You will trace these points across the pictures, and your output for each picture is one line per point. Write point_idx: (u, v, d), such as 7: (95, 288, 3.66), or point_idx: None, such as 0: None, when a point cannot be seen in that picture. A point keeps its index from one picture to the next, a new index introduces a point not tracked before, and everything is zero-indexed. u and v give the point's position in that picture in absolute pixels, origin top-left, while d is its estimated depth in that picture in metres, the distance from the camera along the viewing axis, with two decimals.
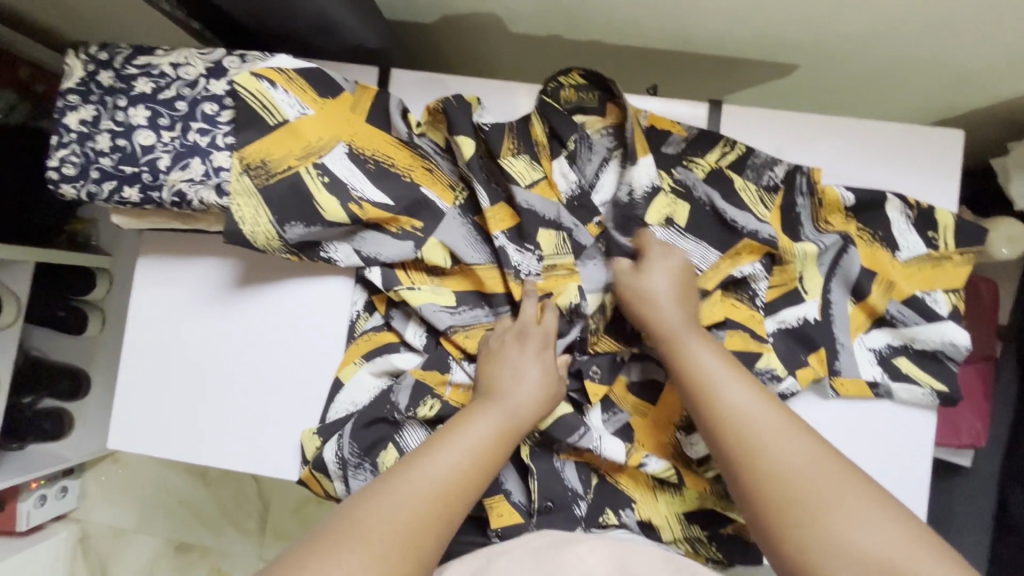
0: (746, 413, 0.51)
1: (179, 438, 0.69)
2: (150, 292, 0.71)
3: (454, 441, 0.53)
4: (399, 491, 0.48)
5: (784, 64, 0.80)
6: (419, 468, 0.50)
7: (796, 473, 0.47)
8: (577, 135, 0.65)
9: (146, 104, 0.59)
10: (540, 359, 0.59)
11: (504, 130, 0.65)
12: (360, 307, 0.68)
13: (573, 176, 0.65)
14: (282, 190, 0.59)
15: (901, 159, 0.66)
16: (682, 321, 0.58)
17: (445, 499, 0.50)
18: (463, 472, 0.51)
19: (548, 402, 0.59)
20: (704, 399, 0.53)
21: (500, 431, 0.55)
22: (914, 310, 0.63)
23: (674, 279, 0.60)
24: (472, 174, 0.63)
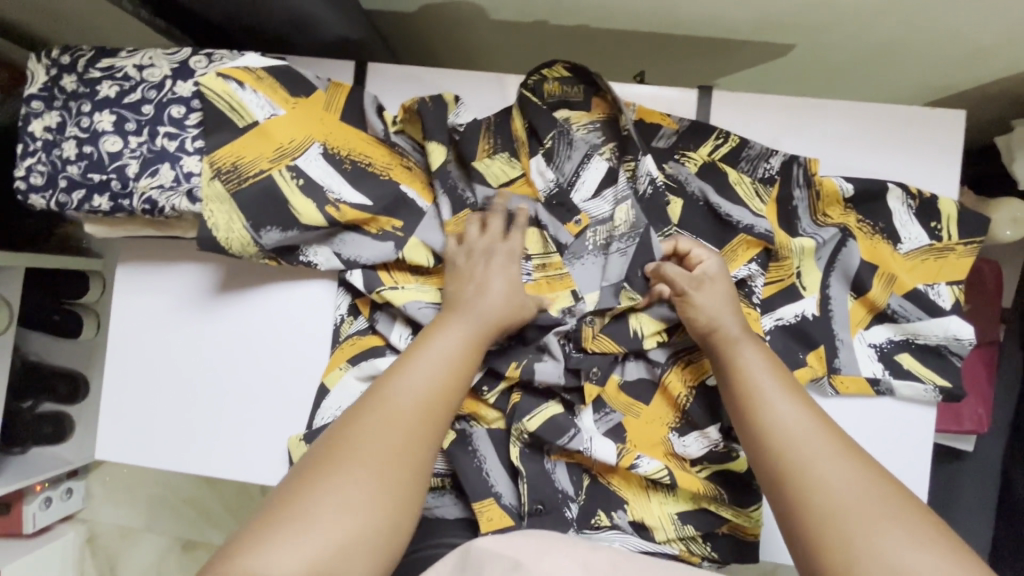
0: (787, 420, 0.49)
1: (170, 445, 0.68)
2: (132, 300, 0.70)
3: (427, 360, 0.52)
4: (380, 415, 0.49)
5: (780, 44, 0.77)
6: (394, 390, 0.50)
7: (840, 491, 0.44)
8: (555, 131, 0.62)
9: (111, 109, 0.56)
10: (503, 272, 0.57)
11: (480, 128, 0.63)
12: (344, 311, 0.67)
13: (550, 175, 0.63)
14: (255, 194, 0.57)
15: (902, 145, 0.63)
16: (741, 330, 0.55)
17: (425, 422, 0.50)
18: (437, 392, 0.51)
19: (515, 314, 0.57)
20: (751, 411, 0.51)
21: (473, 348, 0.54)
22: (916, 305, 0.61)
23: (729, 293, 0.57)
24: (438, 180, 0.62)
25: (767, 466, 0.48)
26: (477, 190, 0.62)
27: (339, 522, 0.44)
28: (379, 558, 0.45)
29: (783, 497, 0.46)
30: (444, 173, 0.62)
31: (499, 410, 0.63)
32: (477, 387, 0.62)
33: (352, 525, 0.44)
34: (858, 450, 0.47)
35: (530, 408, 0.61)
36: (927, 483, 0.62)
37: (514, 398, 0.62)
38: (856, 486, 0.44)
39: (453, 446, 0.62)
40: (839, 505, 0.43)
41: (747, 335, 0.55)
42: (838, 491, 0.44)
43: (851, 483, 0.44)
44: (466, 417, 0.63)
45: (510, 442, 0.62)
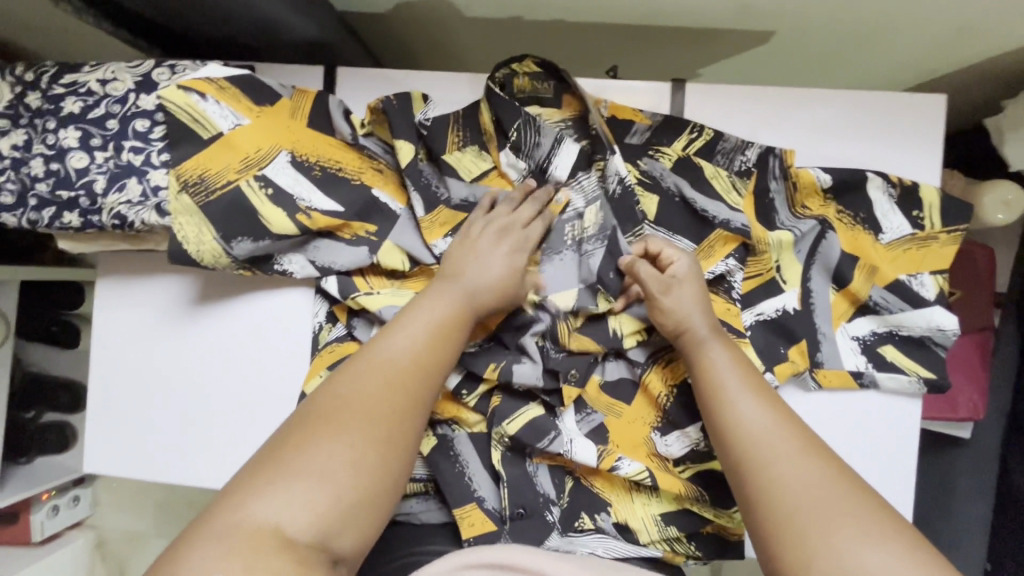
0: (752, 421, 0.49)
1: (158, 455, 0.69)
2: (114, 313, 0.70)
3: (411, 325, 0.52)
4: (365, 375, 0.48)
5: (760, 31, 0.75)
6: (379, 352, 0.50)
7: (799, 488, 0.44)
8: (520, 121, 0.60)
9: (76, 125, 0.56)
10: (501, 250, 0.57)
11: (449, 120, 0.63)
12: (322, 318, 0.66)
13: (521, 165, 0.62)
14: (223, 206, 0.56)
15: (881, 132, 0.62)
16: (709, 330, 0.55)
17: (416, 384, 0.49)
18: (426, 356, 0.51)
19: (511, 290, 0.56)
20: (717, 411, 0.51)
21: (461, 313, 0.53)
22: (898, 296, 0.60)
23: (700, 294, 0.56)
24: (408, 178, 0.61)
25: (733, 463, 0.49)
26: (451, 185, 0.62)
27: (335, 483, 0.43)
28: (372, 519, 0.45)
29: (747, 492, 0.46)
30: (416, 172, 0.61)
31: (480, 413, 0.62)
32: (457, 390, 0.61)
33: (352, 485, 0.44)
34: (824, 450, 0.47)
35: (510, 410, 0.61)
36: (913, 477, 0.61)
37: (493, 402, 0.62)
38: (818, 484, 0.44)
39: (434, 452, 0.62)
40: (798, 505, 0.43)
41: (715, 335, 0.55)
42: (798, 491, 0.44)
43: (812, 481, 0.44)
44: (448, 422, 0.63)
45: (492, 445, 0.61)
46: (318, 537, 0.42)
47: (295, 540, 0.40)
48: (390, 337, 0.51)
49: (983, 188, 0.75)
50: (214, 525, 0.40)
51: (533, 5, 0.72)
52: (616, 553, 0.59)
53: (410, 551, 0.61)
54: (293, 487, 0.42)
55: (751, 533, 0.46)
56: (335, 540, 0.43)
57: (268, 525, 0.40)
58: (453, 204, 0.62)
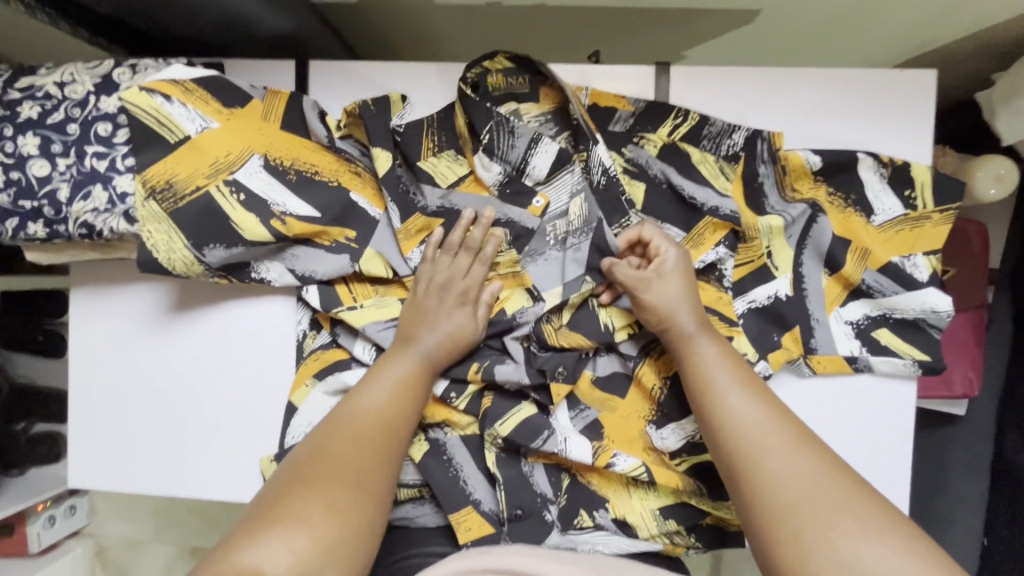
0: (744, 417, 0.48)
1: (145, 467, 0.67)
2: (91, 324, 0.67)
3: (378, 380, 0.56)
4: (340, 429, 0.53)
5: (745, 10, 0.73)
6: (350, 408, 0.54)
7: (794, 483, 0.43)
8: (492, 124, 0.58)
9: (35, 131, 0.53)
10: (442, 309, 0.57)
11: (422, 127, 0.61)
12: (306, 326, 0.64)
13: (496, 169, 0.60)
14: (193, 212, 0.54)
15: (871, 110, 0.60)
16: (696, 324, 0.54)
17: (386, 433, 0.53)
18: (396, 407, 0.54)
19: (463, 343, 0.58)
20: (707, 405, 0.50)
21: (422, 368, 0.57)
22: (892, 279, 0.59)
23: (685, 287, 0.55)
24: (385, 190, 0.59)
25: (723, 457, 0.48)
26: (427, 191, 0.60)
27: (316, 524, 0.46)
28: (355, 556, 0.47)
29: (740, 486, 0.46)
30: (393, 179, 0.59)
31: (471, 415, 0.61)
32: (446, 394, 0.61)
33: (332, 526, 0.46)
34: (815, 441, 0.47)
35: (501, 411, 0.60)
36: (909, 460, 0.60)
37: (485, 402, 0.61)
38: (811, 478, 0.44)
39: (426, 456, 0.61)
40: (795, 499, 0.43)
41: (703, 329, 0.54)
42: (792, 485, 0.43)
43: (805, 475, 0.44)
44: (440, 424, 0.62)
45: (485, 447, 0.60)
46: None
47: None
48: (360, 391, 0.55)
49: (976, 164, 0.74)
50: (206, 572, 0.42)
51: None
52: (616, 548, 0.59)
53: (402, 556, 0.60)
54: (278, 530, 0.45)
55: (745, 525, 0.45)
56: None
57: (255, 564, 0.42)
58: (430, 212, 0.60)
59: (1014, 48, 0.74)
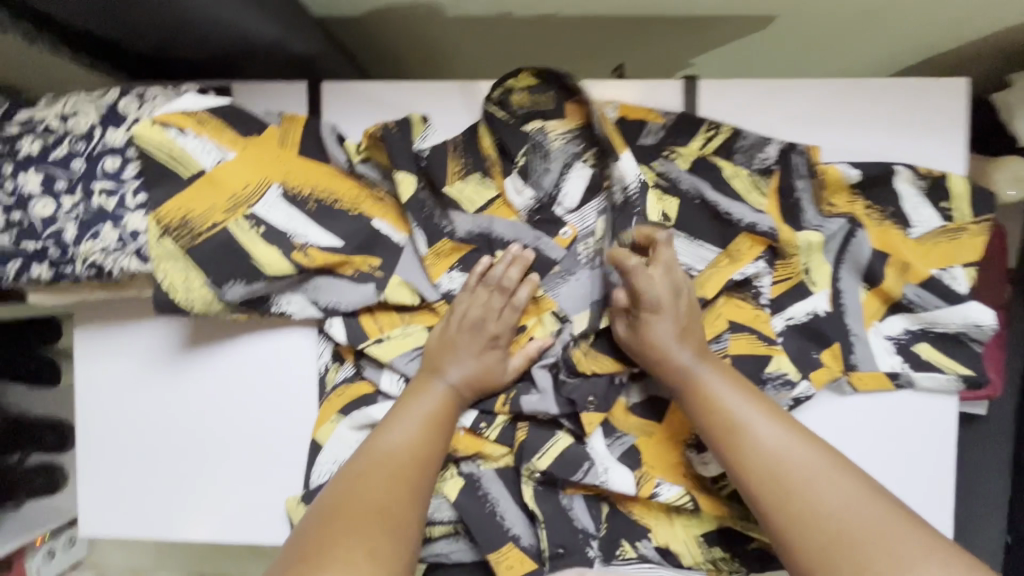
0: (781, 454, 0.47)
1: (162, 512, 0.64)
2: (97, 365, 0.64)
3: (403, 419, 0.53)
4: (366, 473, 0.50)
5: (761, 16, 0.71)
6: (379, 447, 0.52)
7: (847, 518, 0.44)
8: (528, 147, 0.58)
9: (36, 167, 0.50)
10: (473, 351, 0.55)
11: (448, 149, 0.58)
12: (327, 359, 0.61)
13: (529, 193, 0.58)
14: (212, 249, 0.51)
15: (903, 120, 0.59)
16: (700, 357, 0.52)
17: (419, 471, 0.51)
18: (424, 445, 0.52)
19: (492, 378, 0.57)
20: (737, 445, 0.49)
21: (450, 403, 0.55)
22: (933, 293, 0.57)
23: (682, 313, 0.53)
24: (410, 216, 0.57)
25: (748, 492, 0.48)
26: (454, 218, 0.57)
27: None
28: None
29: (774, 520, 0.46)
30: (417, 204, 0.57)
31: (505, 446, 0.59)
32: (476, 425, 0.59)
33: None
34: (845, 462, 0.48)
35: (538, 444, 0.57)
36: (953, 474, 0.59)
37: (520, 434, 0.58)
38: (845, 505, 0.45)
39: (461, 492, 0.58)
40: (855, 536, 0.43)
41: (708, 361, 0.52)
42: (847, 520, 0.44)
43: (839, 502, 0.45)
44: (473, 457, 0.59)
45: (522, 481, 0.58)
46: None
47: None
48: (383, 432, 0.53)
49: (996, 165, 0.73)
50: None
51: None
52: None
53: None
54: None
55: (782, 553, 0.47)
56: None
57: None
58: (458, 237, 0.57)
59: None
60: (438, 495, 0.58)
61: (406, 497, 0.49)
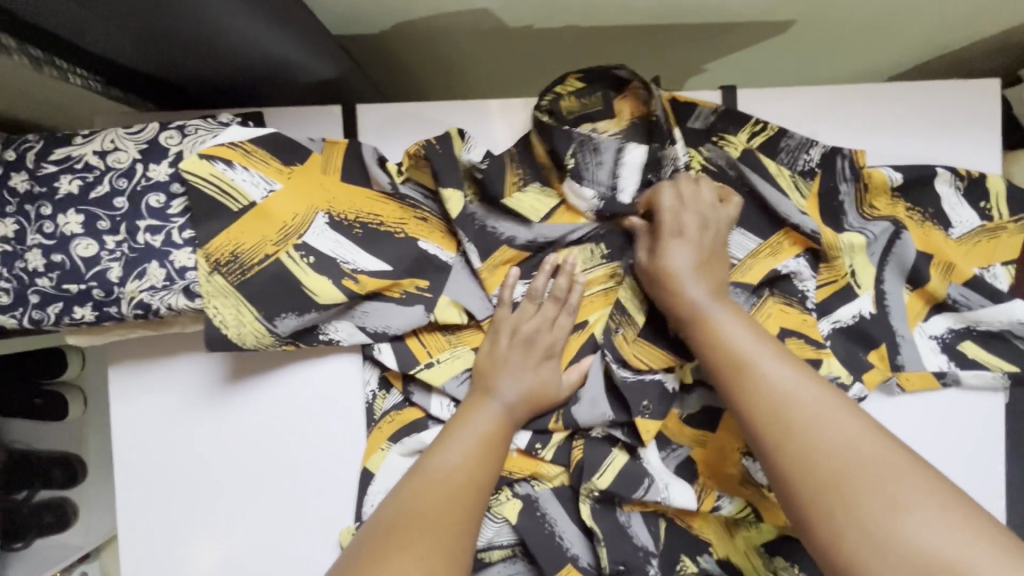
0: (785, 390, 0.44)
1: (203, 554, 0.60)
2: (132, 404, 0.61)
3: (459, 435, 0.51)
4: (415, 489, 0.47)
5: (779, 22, 0.68)
6: (437, 461, 0.49)
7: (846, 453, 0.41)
8: (576, 146, 0.56)
9: (77, 208, 0.49)
10: (530, 367, 0.54)
11: (505, 162, 0.58)
12: (375, 386, 0.60)
13: (587, 194, 0.57)
14: (264, 282, 0.50)
15: (938, 123, 0.60)
16: (710, 296, 0.51)
17: (475, 488, 0.48)
18: (481, 460, 0.50)
19: (546, 395, 0.55)
20: (740, 380, 0.46)
21: (506, 423, 0.53)
22: (978, 292, 0.58)
23: (698, 252, 0.53)
24: (462, 233, 0.56)
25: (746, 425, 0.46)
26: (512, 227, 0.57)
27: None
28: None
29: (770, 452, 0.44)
30: (468, 218, 0.56)
31: (560, 465, 0.59)
32: (531, 446, 0.58)
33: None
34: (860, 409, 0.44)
35: (596, 462, 0.57)
36: (1001, 469, 0.60)
37: (576, 452, 0.58)
38: (858, 450, 0.41)
39: (520, 514, 0.57)
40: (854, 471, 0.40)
41: (722, 301, 0.51)
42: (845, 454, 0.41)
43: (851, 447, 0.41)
44: (527, 478, 0.59)
45: (580, 499, 0.57)
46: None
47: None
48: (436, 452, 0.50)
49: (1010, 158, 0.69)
50: None
51: (541, 12, 0.64)
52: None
53: None
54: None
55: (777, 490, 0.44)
56: None
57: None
58: (518, 246, 0.57)
59: None
60: (497, 518, 0.57)
61: (460, 509, 0.46)
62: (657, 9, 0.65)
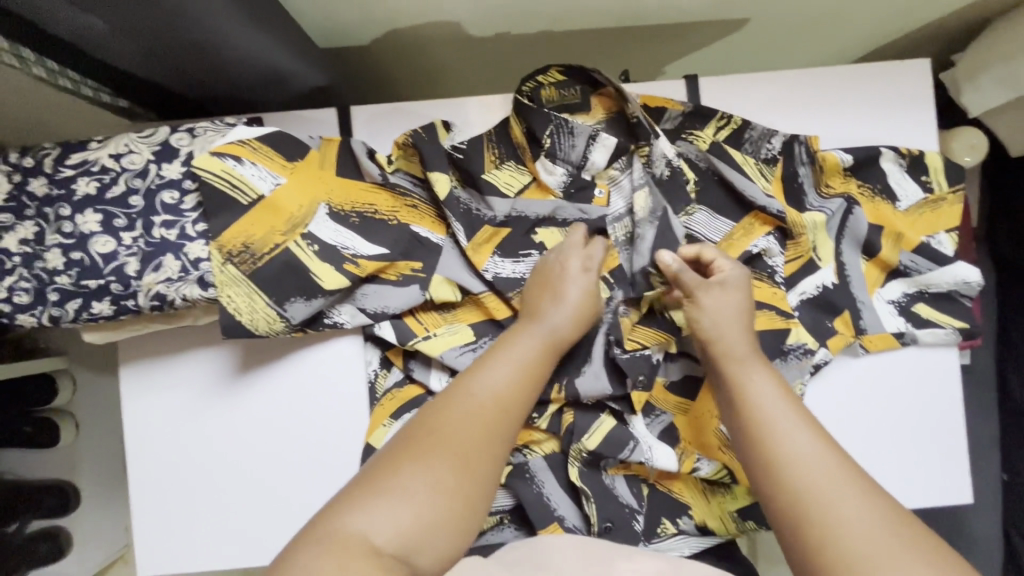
0: (807, 458, 0.45)
1: (217, 543, 0.62)
2: (145, 400, 0.63)
3: (504, 359, 0.52)
4: (459, 412, 0.49)
5: (735, 19, 0.75)
6: (478, 384, 0.51)
7: (860, 531, 0.41)
8: (552, 129, 0.61)
9: (95, 207, 0.52)
10: (578, 282, 0.57)
11: (483, 142, 0.62)
12: (376, 366, 0.63)
13: (559, 171, 0.63)
14: (273, 271, 0.54)
15: (876, 105, 0.67)
16: (747, 350, 0.54)
17: (508, 410, 0.50)
18: (518, 387, 0.51)
19: (589, 313, 0.58)
20: (761, 443, 0.48)
21: (548, 353, 0.54)
22: (925, 257, 0.65)
23: (740, 307, 0.56)
24: (450, 212, 0.60)
25: (764, 478, 0.46)
26: (493, 204, 0.62)
27: (422, 502, 0.44)
28: (454, 539, 0.44)
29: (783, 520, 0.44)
30: (454, 201, 0.60)
31: (550, 433, 0.62)
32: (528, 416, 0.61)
33: (436, 507, 0.44)
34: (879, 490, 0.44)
35: (586, 426, 0.61)
36: (960, 416, 0.65)
37: (566, 419, 0.61)
38: (867, 524, 0.41)
39: (511, 479, 0.61)
40: (863, 541, 0.41)
41: (755, 358, 0.53)
42: (860, 531, 0.41)
43: (862, 519, 0.42)
44: (520, 448, 0.62)
45: (569, 463, 0.61)
46: (402, 550, 0.42)
47: (381, 549, 0.41)
48: (480, 372, 0.51)
49: (951, 134, 0.78)
50: (323, 526, 0.41)
51: (518, 18, 0.70)
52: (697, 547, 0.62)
53: None
54: (381, 505, 0.43)
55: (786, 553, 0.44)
56: (419, 556, 0.43)
57: (355, 536, 0.41)
58: (498, 222, 0.62)
59: (972, 31, 0.79)
60: None
61: (490, 438, 0.48)
62: (623, 13, 0.71)
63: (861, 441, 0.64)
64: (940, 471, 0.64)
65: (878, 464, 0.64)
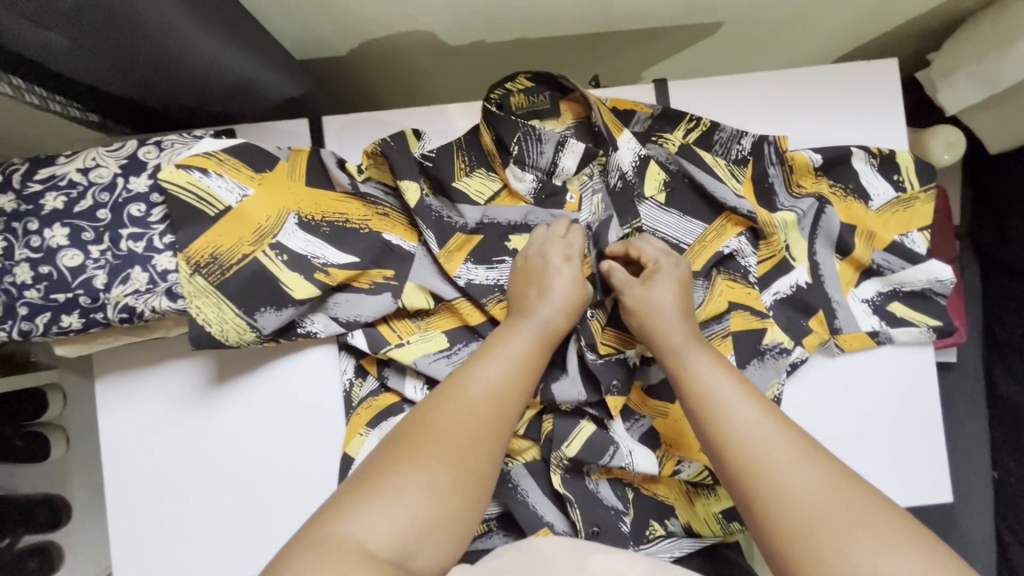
0: (752, 429, 0.45)
1: (196, 556, 0.62)
2: (121, 413, 0.63)
3: (495, 356, 0.51)
4: (452, 411, 0.47)
5: (707, 23, 0.75)
6: (468, 381, 0.49)
7: (805, 494, 0.40)
8: (520, 135, 0.61)
9: (63, 222, 0.52)
10: (565, 273, 0.57)
11: (453, 149, 0.63)
12: (351, 374, 0.63)
13: (528, 177, 0.63)
14: (243, 281, 0.54)
15: (847, 106, 0.67)
16: (682, 336, 0.53)
17: (499, 407, 0.49)
18: (509, 384, 0.50)
19: (580, 302, 0.58)
20: (707, 419, 0.47)
21: (538, 347, 0.54)
22: (898, 256, 0.65)
23: (674, 295, 0.55)
24: (422, 220, 0.60)
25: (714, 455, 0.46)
26: (465, 211, 0.62)
27: (418, 502, 0.42)
28: (448, 546, 0.43)
29: (750, 506, 0.42)
30: (424, 208, 0.60)
31: (530, 439, 0.62)
32: None
33: (433, 508, 0.42)
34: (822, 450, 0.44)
35: (565, 432, 0.61)
36: (940, 412, 0.64)
37: (546, 427, 0.61)
38: (813, 487, 0.41)
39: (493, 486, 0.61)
40: (809, 506, 0.40)
41: (691, 341, 0.53)
42: (805, 495, 0.40)
43: (809, 484, 0.41)
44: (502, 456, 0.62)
45: (551, 470, 0.61)
46: (398, 555, 0.40)
47: (378, 553, 0.39)
48: (470, 370, 0.50)
49: (928, 135, 0.77)
50: (314, 533, 0.39)
51: (491, 26, 0.70)
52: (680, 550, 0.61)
53: None
54: (375, 507, 0.41)
55: (761, 546, 0.42)
56: (414, 560, 0.41)
57: (351, 540, 0.38)
58: (469, 229, 0.62)
59: (946, 30, 0.79)
60: None
61: (483, 435, 0.47)
62: (594, 20, 0.72)
63: (841, 440, 0.64)
64: (922, 469, 0.64)
65: (859, 463, 0.63)
